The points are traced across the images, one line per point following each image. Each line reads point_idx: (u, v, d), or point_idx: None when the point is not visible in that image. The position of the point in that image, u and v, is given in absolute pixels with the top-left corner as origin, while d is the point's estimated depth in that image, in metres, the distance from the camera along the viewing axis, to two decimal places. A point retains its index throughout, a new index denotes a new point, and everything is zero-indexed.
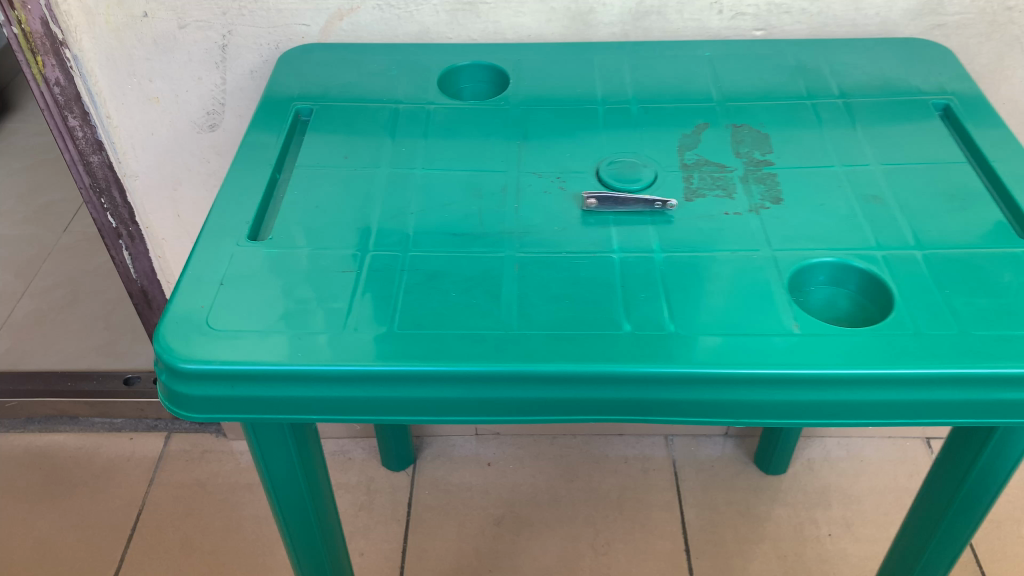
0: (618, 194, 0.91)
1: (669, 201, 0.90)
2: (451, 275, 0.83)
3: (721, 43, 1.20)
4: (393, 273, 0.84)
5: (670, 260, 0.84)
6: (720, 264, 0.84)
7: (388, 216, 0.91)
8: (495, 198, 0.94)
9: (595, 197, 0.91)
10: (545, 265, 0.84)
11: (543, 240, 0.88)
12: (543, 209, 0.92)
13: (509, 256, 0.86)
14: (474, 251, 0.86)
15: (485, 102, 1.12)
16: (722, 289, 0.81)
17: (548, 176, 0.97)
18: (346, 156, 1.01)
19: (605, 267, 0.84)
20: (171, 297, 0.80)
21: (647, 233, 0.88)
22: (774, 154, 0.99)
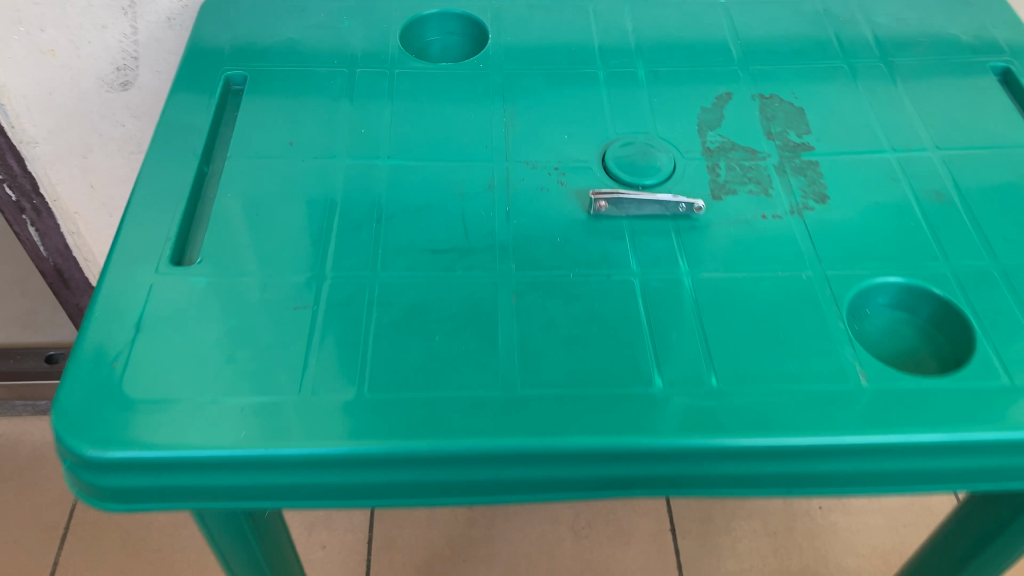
0: (636, 194, 0.74)
1: (697, 203, 0.73)
2: (433, 310, 0.66)
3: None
4: (360, 308, 0.66)
5: (702, 285, 0.69)
6: (763, 291, 0.69)
7: (348, 224, 0.73)
8: (480, 198, 0.76)
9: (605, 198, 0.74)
10: (548, 293, 0.68)
11: (544, 257, 0.71)
12: (541, 213, 0.75)
13: (505, 279, 0.69)
14: (460, 274, 0.69)
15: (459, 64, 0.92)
16: (768, 325, 0.66)
17: (543, 167, 0.79)
18: (292, 141, 0.81)
19: (623, 296, 0.68)
20: (76, 351, 0.63)
21: (670, 247, 0.72)
22: (813, 135, 0.83)
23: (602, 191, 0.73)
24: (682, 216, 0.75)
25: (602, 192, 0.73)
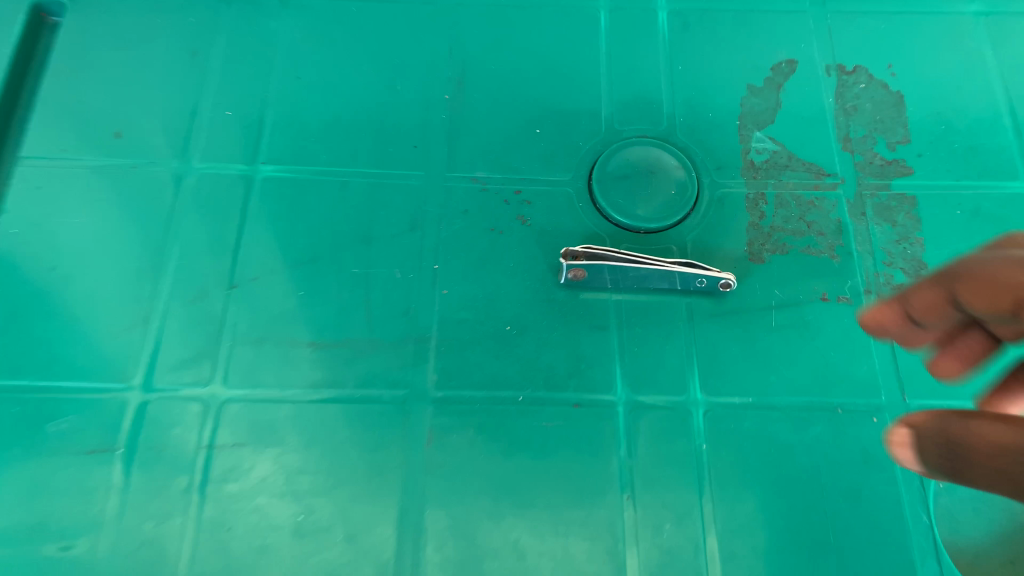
0: (632, 257, 0.47)
1: (728, 278, 0.48)
2: (301, 466, 0.44)
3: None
4: (188, 455, 0.44)
5: (719, 430, 0.45)
6: (809, 446, 0.45)
7: (189, 291, 0.48)
8: (395, 246, 0.50)
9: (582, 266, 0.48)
10: (480, 437, 0.45)
11: (482, 365, 0.46)
12: (485, 279, 0.49)
13: (418, 406, 0.45)
14: (351, 394, 0.46)
15: None
16: (807, 513, 0.44)
17: (497, 189, 0.52)
18: (119, 131, 0.53)
19: (594, 449, 0.45)
20: None
21: (675, 351, 0.47)
22: (914, 145, 0.54)
23: (579, 250, 0.47)
24: (700, 292, 0.49)
25: (580, 251, 0.47)
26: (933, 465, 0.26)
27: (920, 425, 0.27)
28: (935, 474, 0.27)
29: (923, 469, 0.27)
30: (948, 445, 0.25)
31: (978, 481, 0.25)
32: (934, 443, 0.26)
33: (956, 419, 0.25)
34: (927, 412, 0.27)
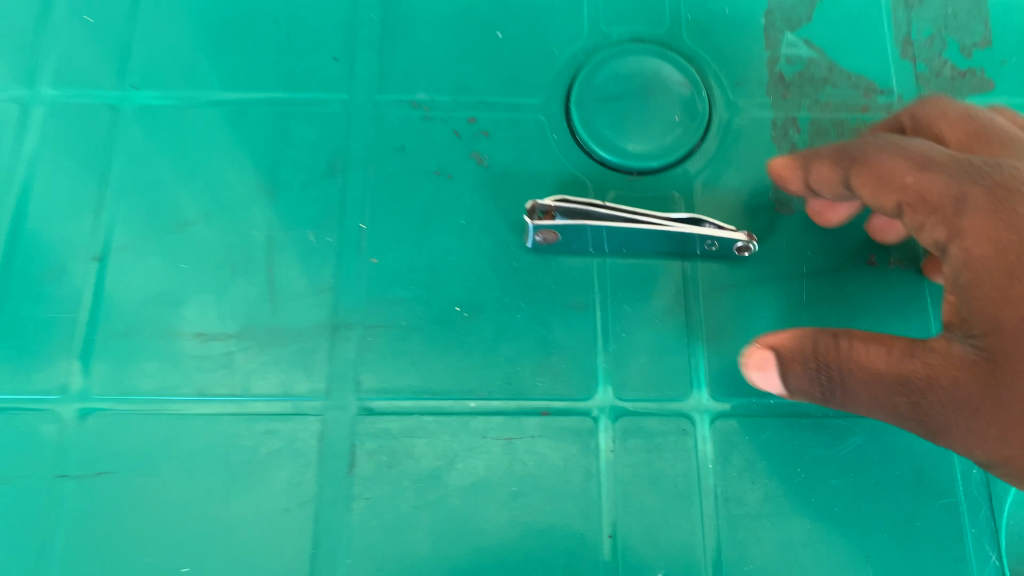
0: (623, 211, 0.35)
1: (748, 240, 0.36)
2: (185, 502, 0.34)
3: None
4: (37, 485, 0.34)
5: (728, 445, 0.35)
6: (846, 464, 0.35)
7: (40, 264, 0.37)
8: (308, 200, 0.38)
9: (553, 228, 0.35)
10: (418, 460, 0.34)
11: (422, 361, 0.36)
12: (426, 243, 0.37)
13: (337, 419, 0.35)
14: (250, 404, 0.35)
15: None
16: (841, 554, 0.34)
17: (444, 117, 0.39)
18: None
19: (566, 473, 0.34)
20: None
21: (674, 338, 0.36)
22: (993, 50, 0.41)
23: (552, 204, 0.35)
24: (710, 256, 0.37)
25: (552, 206, 0.35)
26: (798, 385, 0.30)
27: (789, 346, 0.30)
28: (795, 391, 0.30)
29: (780, 387, 0.31)
30: (825, 369, 0.28)
31: (849, 396, 0.28)
32: (806, 365, 0.29)
33: (828, 342, 0.29)
34: (794, 329, 0.31)
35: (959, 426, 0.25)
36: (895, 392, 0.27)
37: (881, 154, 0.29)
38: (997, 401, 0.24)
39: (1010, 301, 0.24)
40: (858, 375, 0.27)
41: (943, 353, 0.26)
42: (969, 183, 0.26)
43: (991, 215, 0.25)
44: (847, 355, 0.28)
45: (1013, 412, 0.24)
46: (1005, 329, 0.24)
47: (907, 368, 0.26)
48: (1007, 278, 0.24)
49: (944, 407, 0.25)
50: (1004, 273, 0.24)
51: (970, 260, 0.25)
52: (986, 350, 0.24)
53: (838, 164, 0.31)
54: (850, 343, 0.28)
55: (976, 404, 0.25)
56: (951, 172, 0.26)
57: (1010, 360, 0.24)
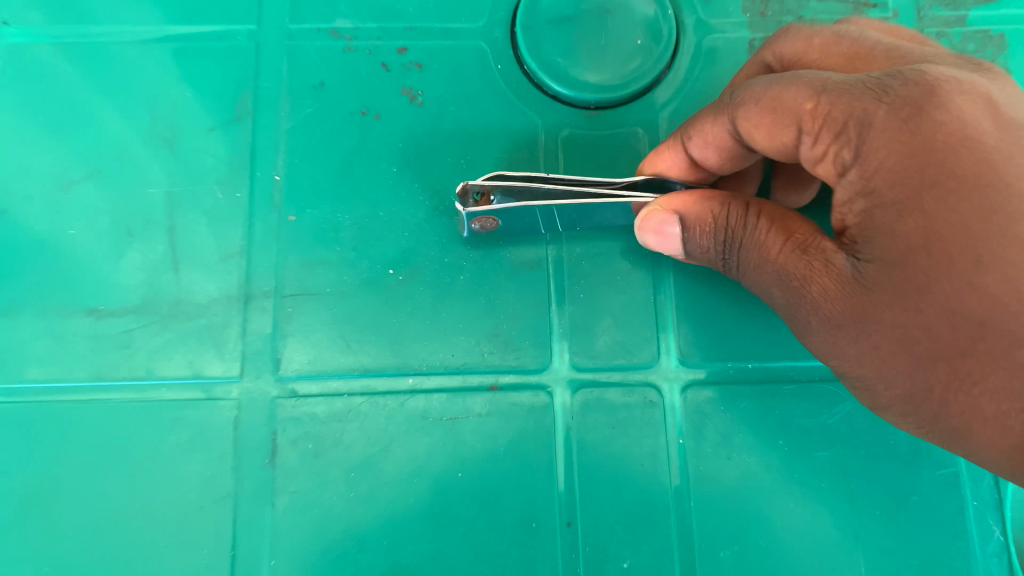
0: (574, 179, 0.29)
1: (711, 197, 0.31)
2: (84, 503, 0.30)
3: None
4: None
5: (700, 416, 0.31)
6: (832, 434, 0.31)
7: None
8: (215, 151, 0.33)
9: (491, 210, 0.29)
10: (350, 446, 0.30)
11: (350, 334, 0.31)
12: (350, 195, 0.32)
13: (254, 403, 0.31)
14: (152, 394, 0.31)
15: None
16: (827, 535, 0.30)
17: (370, 48, 0.34)
18: None
19: (521, 455, 0.30)
20: None
21: (639, 298, 0.32)
22: None
23: (487, 184, 0.28)
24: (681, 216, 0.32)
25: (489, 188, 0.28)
26: (696, 249, 0.29)
27: (693, 211, 0.28)
28: (690, 255, 0.29)
29: (676, 253, 0.30)
30: (727, 242, 0.27)
31: (745, 269, 0.28)
32: (707, 232, 0.28)
33: (737, 215, 0.27)
34: (700, 193, 0.28)
35: (819, 332, 0.25)
36: (776, 281, 0.26)
37: (775, 86, 0.26)
38: (858, 322, 0.23)
39: (897, 232, 0.22)
40: (753, 256, 0.27)
41: (824, 259, 0.25)
42: (874, 104, 0.23)
43: (894, 138, 0.23)
44: (749, 235, 0.27)
45: (868, 339, 0.23)
46: (888, 260, 0.23)
47: (793, 263, 0.25)
48: (897, 206, 0.23)
49: (811, 313, 0.25)
50: (897, 204, 0.23)
51: (869, 184, 0.23)
52: (863, 270, 0.23)
53: (723, 114, 0.28)
54: (754, 219, 0.27)
55: (838, 317, 0.24)
56: (858, 92, 0.24)
57: (878, 288, 0.23)
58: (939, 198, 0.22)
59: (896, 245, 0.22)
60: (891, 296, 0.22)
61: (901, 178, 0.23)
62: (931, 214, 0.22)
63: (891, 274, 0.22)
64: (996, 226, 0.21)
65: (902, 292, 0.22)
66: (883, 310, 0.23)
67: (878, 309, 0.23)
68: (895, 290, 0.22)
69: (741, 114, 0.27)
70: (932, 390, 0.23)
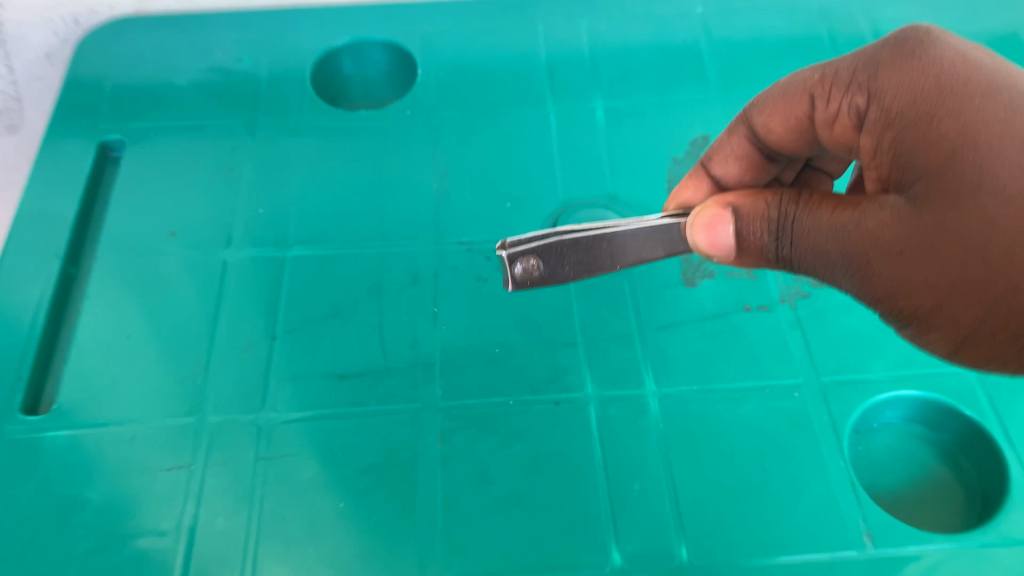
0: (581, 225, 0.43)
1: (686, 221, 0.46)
2: (339, 464, 0.54)
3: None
4: (247, 468, 0.55)
5: (671, 410, 0.56)
6: (745, 416, 0.56)
7: (239, 342, 0.60)
8: (401, 296, 0.62)
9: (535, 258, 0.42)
10: (480, 432, 0.55)
11: (478, 378, 0.58)
12: (475, 314, 0.61)
13: (428, 412, 0.56)
14: (374, 411, 0.56)
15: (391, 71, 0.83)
16: (748, 464, 0.54)
17: (481, 250, 0.65)
18: (175, 231, 0.67)
19: (573, 433, 0.55)
20: None
21: (630, 355, 0.59)
22: None
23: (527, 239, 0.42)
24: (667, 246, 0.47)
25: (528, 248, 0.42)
26: (755, 236, 0.43)
27: (745, 208, 0.43)
28: (750, 244, 0.43)
29: (734, 249, 0.44)
30: (785, 222, 0.41)
31: (806, 241, 0.40)
32: (766, 222, 0.42)
33: (791, 204, 0.42)
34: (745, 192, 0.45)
35: (888, 259, 0.37)
36: (834, 234, 0.39)
37: (787, 91, 0.47)
38: (929, 235, 0.36)
39: (936, 147, 0.37)
40: (810, 223, 0.40)
41: (878, 204, 0.38)
42: (876, 64, 0.42)
43: (888, 82, 0.41)
44: (812, 212, 0.40)
45: (940, 248, 0.35)
46: (939, 176, 0.36)
47: (849, 216, 0.39)
48: (914, 124, 0.38)
49: (880, 240, 0.37)
50: (928, 126, 0.37)
51: (888, 117, 0.40)
52: (917, 198, 0.37)
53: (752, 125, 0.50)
54: (811, 201, 0.41)
55: (908, 238, 0.36)
56: (848, 67, 0.43)
57: (934, 203, 0.36)
58: (946, 114, 0.37)
59: (926, 159, 0.37)
60: (933, 201, 0.36)
61: (919, 102, 0.39)
62: (957, 128, 0.36)
63: (942, 186, 0.36)
64: (990, 125, 0.36)
65: (947, 196, 0.35)
66: (945, 217, 0.35)
67: (936, 218, 0.35)
68: (951, 199, 0.35)
69: (763, 120, 0.49)
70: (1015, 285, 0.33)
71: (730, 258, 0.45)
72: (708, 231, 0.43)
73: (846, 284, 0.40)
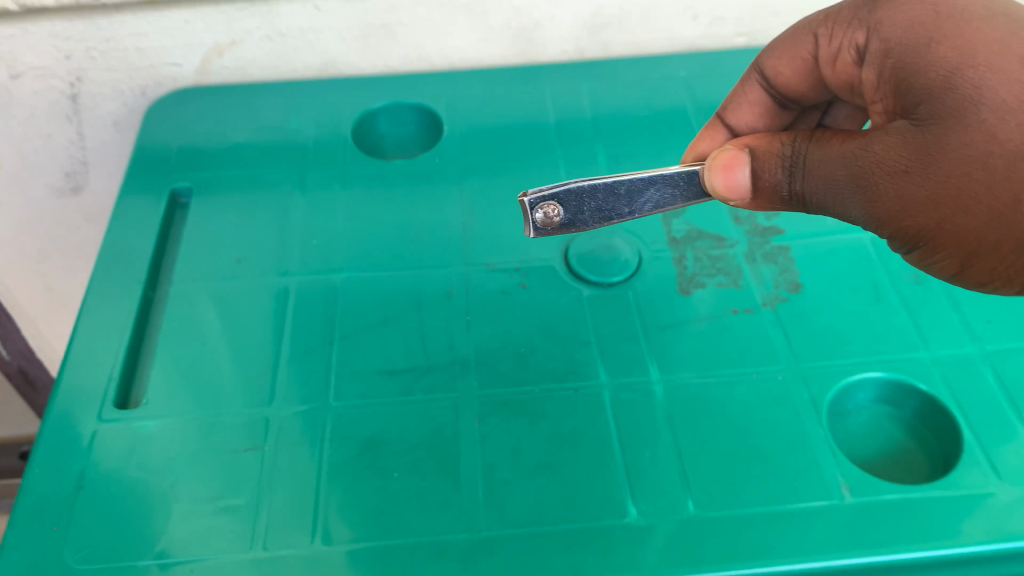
0: (589, 179, 0.58)
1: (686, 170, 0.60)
2: (391, 442, 0.64)
3: (707, 49, 0.99)
4: (314, 446, 0.64)
5: (674, 393, 0.66)
6: (737, 396, 0.66)
7: (300, 350, 0.70)
8: (439, 309, 0.73)
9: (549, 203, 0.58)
10: (513, 415, 0.65)
11: (508, 372, 0.68)
12: (503, 321, 0.72)
13: (466, 400, 0.66)
14: (421, 400, 0.66)
15: (418, 131, 0.96)
16: (742, 433, 0.63)
17: (505, 269, 0.76)
18: (240, 259, 0.78)
19: (591, 414, 0.65)
20: (17, 502, 0.60)
21: (636, 351, 0.69)
22: (783, 216, 0.79)
23: (537, 191, 0.57)
24: (674, 200, 0.61)
25: (540, 196, 0.57)
26: (775, 167, 0.55)
27: (766, 147, 0.56)
28: (772, 172, 0.56)
29: (752, 181, 0.57)
30: (799, 154, 0.54)
31: (816, 168, 0.53)
32: (782, 156, 0.55)
33: (805, 139, 0.54)
34: (759, 136, 0.58)
35: (892, 180, 0.50)
36: (842, 162, 0.52)
37: (797, 42, 0.62)
38: (928, 156, 0.48)
39: (932, 73, 0.49)
40: (820, 153, 0.53)
41: (885, 132, 0.50)
42: (876, 6, 0.55)
43: (885, 18, 0.54)
44: (821, 145, 0.53)
45: (938, 167, 0.48)
46: (938, 104, 0.48)
47: (855, 145, 0.51)
48: (913, 50, 0.51)
49: (884, 163, 0.50)
50: (926, 53, 0.50)
51: (886, 46, 0.53)
52: (920, 125, 0.49)
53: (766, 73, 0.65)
54: (823, 135, 0.53)
55: (909, 162, 0.49)
56: (848, 11, 0.57)
57: (934, 128, 0.48)
58: (941, 39, 0.49)
59: (926, 85, 0.49)
60: (932, 123, 0.48)
61: (914, 34, 0.51)
62: (948, 56, 0.49)
63: (940, 112, 0.48)
64: (974, 53, 0.48)
65: (944, 120, 0.48)
66: (945, 138, 0.48)
67: (937, 140, 0.48)
68: (949, 123, 0.47)
69: (777, 66, 0.64)
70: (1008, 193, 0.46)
71: (746, 195, 0.58)
72: (726, 172, 0.58)
73: (853, 206, 0.53)
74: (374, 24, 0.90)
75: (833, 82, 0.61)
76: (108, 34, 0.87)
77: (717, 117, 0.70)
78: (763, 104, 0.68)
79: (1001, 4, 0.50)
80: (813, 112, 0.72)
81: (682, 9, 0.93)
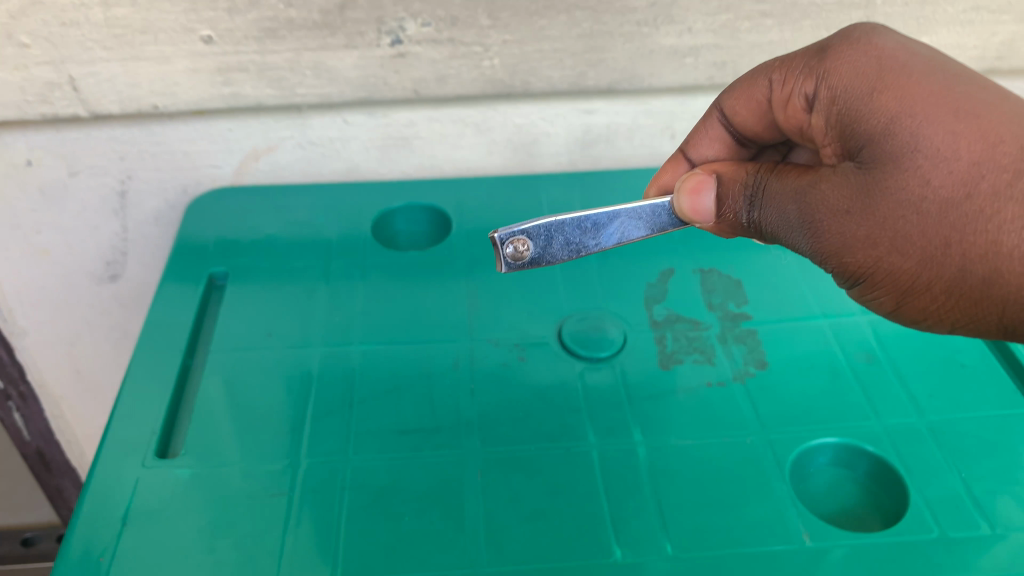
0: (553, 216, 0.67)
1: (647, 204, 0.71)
2: (401, 491, 0.71)
3: None
4: (334, 493, 0.71)
5: (654, 452, 0.74)
6: (711, 455, 0.74)
7: (321, 411, 0.79)
8: (446, 378, 0.82)
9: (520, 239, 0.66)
10: (512, 468, 0.73)
11: (507, 434, 0.76)
12: (503, 390, 0.81)
13: (470, 456, 0.74)
14: (430, 455, 0.74)
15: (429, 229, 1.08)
16: (715, 488, 0.71)
17: (504, 344, 0.86)
18: (269, 333, 0.87)
19: (581, 469, 0.73)
20: (65, 535, 0.67)
21: (621, 417, 0.78)
22: (752, 304, 0.90)
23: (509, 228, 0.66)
24: (640, 227, 0.71)
25: (510, 232, 0.66)
26: (738, 196, 0.68)
27: (730, 177, 0.69)
28: (735, 200, 0.68)
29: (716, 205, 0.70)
30: (757, 185, 0.66)
31: (773, 200, 0.65)
32: (744, 186, 0.67)
33: (764, 174, 0.66)
34: (724, 169, 0.70)
35: (840, 217, 0.61)
36: (794, 199, 0.63)
37: (756, 86, 0.73)
38: (868, 198, 0.59)
39: (875, 121, 0.59)
40: (776, 187, 0.64)
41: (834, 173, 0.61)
42: (825, 52, 0.65)
43: (834, 65, 0.63)
44: (778, 181, 0.65)
45: (878, 213, 0.59)
46: (880, 152, 0.58)
47: (807, 184, 0.63)
48: (859, 98, 0.61)
49: (832, 202, 0.61)
50: (870, 101, 0.60)
51: (833, 92, 0.63)
52: (864, 169, 0.59)
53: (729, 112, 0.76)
54: (779, 172, 0.65)
55: (851, 203, 0.60)
56: (802, 59, 0.67)
57: (874, 173, 0.59)
58: (882, 91, 0.59)
59: (870, 130, 0.59)
60: (874, 167, 0.59)
61: (859, 82, 0.61)
62: (888, 105, 0.58)
63: (880, 161, 0.58)
64: (913, 107, 0.57)
65: (886, 165, 0.58)
66: (883, 184, 0.58)
67: (875, 185, 0.59)
68: (888, 170, 0.58)
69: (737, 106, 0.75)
70: (937, 238, 0.58)
71: (709, 218, 0.71)
72: (691, 196, 0.69)
73: (801, 239, 0.65)
74: (394, 136, 1.03)
75: (785, 123, 0.72)
76: (159, 138, 0.99)
77: (681, 151, 0.81)
78: (724, 139, 0.79)
79: (937, 59, 0.60)
80: (773, 151, 0.83)
81: (662, 129, 1.07)
